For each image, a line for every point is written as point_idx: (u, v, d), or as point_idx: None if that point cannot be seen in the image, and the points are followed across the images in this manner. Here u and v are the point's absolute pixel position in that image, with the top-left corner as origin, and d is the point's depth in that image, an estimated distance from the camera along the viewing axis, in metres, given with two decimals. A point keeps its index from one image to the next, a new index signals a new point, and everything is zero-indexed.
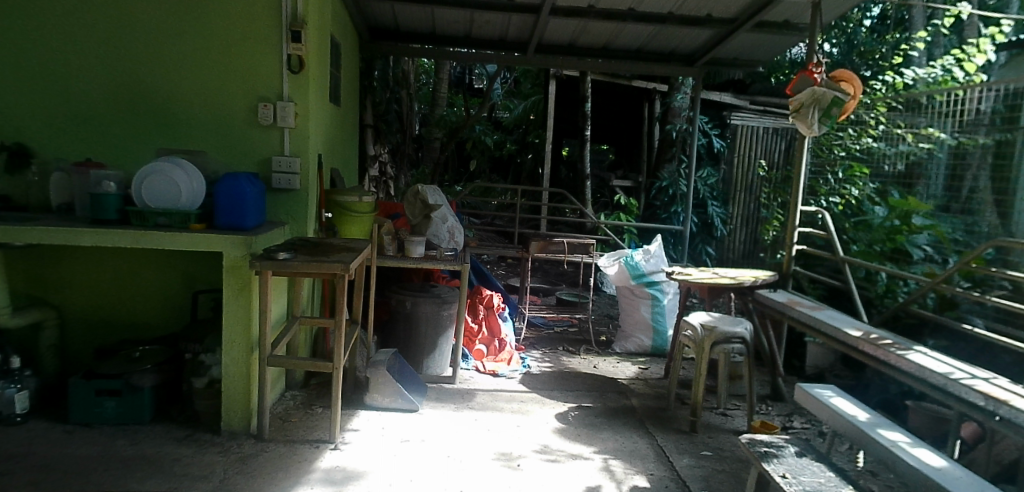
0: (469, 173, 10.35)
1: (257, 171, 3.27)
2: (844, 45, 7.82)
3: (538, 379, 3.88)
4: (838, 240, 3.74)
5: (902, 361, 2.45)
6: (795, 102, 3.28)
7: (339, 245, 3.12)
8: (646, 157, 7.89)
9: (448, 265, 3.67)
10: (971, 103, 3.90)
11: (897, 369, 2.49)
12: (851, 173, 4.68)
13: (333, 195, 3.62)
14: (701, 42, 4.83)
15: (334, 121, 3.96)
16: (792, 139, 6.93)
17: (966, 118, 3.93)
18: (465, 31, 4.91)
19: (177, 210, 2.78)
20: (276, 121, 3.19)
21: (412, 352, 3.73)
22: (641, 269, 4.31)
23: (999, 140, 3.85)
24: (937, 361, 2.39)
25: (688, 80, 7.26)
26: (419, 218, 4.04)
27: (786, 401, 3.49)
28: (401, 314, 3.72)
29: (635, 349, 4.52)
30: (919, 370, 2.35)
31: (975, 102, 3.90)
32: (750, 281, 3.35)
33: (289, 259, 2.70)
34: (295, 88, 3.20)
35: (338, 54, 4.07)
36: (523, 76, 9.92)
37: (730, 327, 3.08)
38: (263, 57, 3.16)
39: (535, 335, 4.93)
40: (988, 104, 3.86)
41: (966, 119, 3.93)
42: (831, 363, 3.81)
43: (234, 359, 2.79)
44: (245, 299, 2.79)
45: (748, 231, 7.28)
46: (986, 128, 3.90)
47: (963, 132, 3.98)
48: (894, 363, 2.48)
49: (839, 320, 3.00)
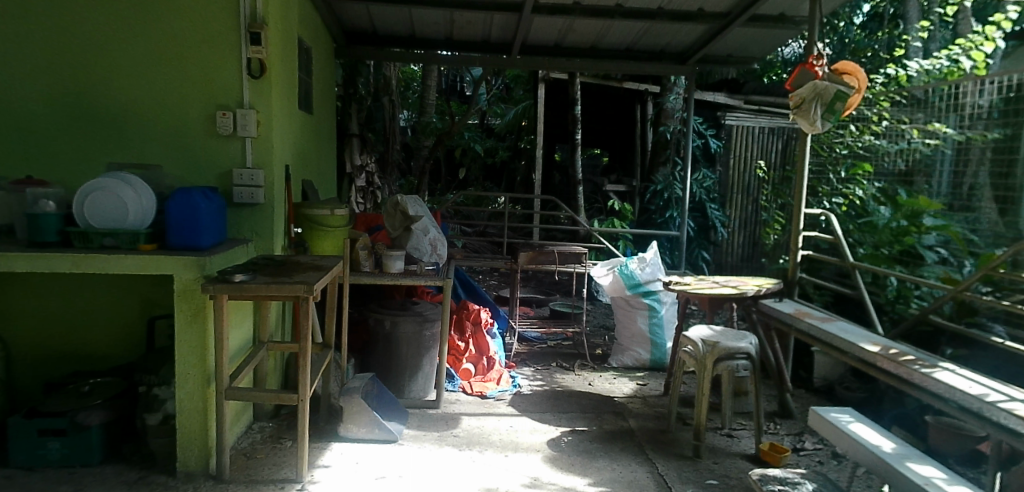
0: (460, 181, 10.09)
1: (217, 185, 3.02)
2: (837, 44, 7.72)
3: (528, 400, 3.61)
4: (846, 245, 3.45)
5: (927, 380, 2.20)
6: (796, 97, 3.04)
7: (306, 264, 2.86)
8: (639, 161, 7.66)
9: (429, 280, 3.40)
10: (970, 96, 3.80)
11: (922, 390, 2.24)
12: (854, 172, 4.38)
13: (303, 209, 3.37)
14: (693, 39, 4.60)
15: (304, 129, 3.71)
16: (789, 138, 6.77)
17: (966, 111, 3.83)
18: (445, 33, 4.69)
19: (125, 229, 2.51)
20: (236, 130, 2.95)
21: (392, 375, 3.47)
22: (637, 278, 4.06)
23: (999, 136, 3.66)
24: (968, 380, 2.14)
25: (681, 80, 7.06)
26: (398, 230, 3.78)
27: (796, 418, 3.23)
28: (379, 334, 3.47)
29: (632, 364, 4.27)
30: (948, 391, 2.10)
31: (974, 96, 3.79)
32: (753, 290, 3.10)
33: (248, 281, 2.45)
34: (256, 94, 2.96)
35: (307, 59, 3.83)
36: (513, 82, 9.68)
37: (734, 342, 2.82)
38: (220, 61, 2.92)
39: (527, 351, 4.67)
40: (987, 97, 3.72)
41: (966, 112, 3.83)
42: (841, 375, 3.60)
43: (189, 393, 2.57)
44: (200, 327, 2.55)
45: (747, 234, 7.13)
46: (987, 123, 3.76)
47: (964, 126, 3.85)
48: (919, 382, 2.23)
49: (853, 334, 2.75)
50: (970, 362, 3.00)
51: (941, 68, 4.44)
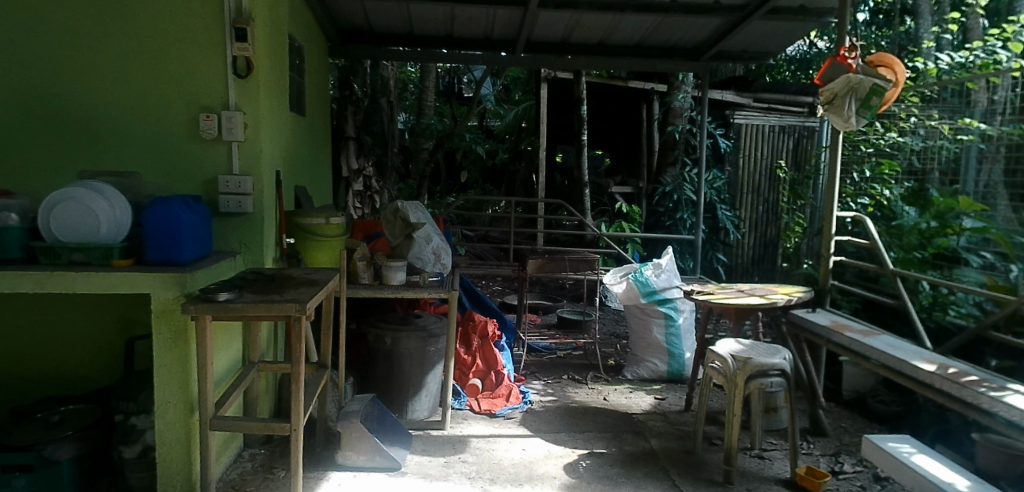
0: (461, 184, 9.87)
1: (201, 193, 2.79)
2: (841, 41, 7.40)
3: (540, 418, 3.36)
4: (885, 250, 3.20)
5: (997, 405, 1.94)
6: (827, 92, 2.81)
7: (298, 278, 2.62)
8: (646, 162, 7.42)
9: (432, 293, 3.16)
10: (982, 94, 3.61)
11: (991, 415, 1.97)
12: (880, 171, 4.19)
13: (296, 218, 3.13)
14: (707, 32, 4.38)
15: (296, 132, 3.48)
16: (800, 137, 6.67)
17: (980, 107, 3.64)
18: (445, 30, 4.45)
19: (96, 244, 2.28)
20: (221, 134, 2.72)
21: (394, 394, 3.23)
22: (652, 286, 3.81)
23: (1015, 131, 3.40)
24: None
25: (688, 77, 6.80)
26: (399, 239, 3.57)
27: (830, 436, 2.99)
28: (380, 351, 3.23)
29: (648, 376, 4.02)
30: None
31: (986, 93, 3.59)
32: (784, 300, 2.87)
33: (234, 300, 2.22)
34: (242, 95, 2.74)
35: (298, 58, 3.59)
36: (513, 83, 9.49)
37: (767, 358, 2.58)
38: (204, 59, 2.70)
39: (536, 362, 4.42)
40: (1000, 95, 3.52)
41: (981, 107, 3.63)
42: (874, 387, 3.36)
43: (170, 424, 2.35)
44: (183, 352, 2.34)
45: (758, 236, 6.94)
46: (1001, 118, 3.53)
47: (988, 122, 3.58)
48: (988, 407, 1.97)
49: (902, 349, 2.50)
50: (1022, 376, 2.77)
51: (975, 60, 4.10)
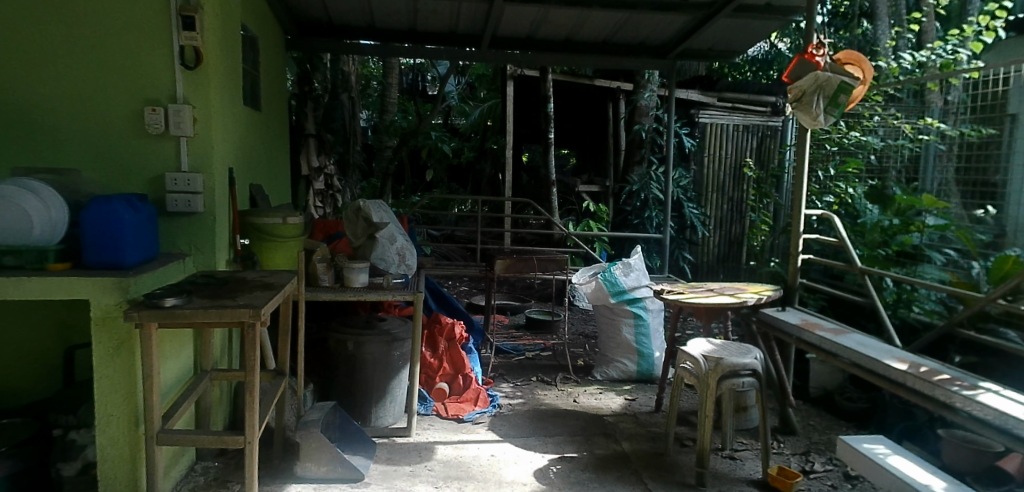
0: (427, 183, 9.72)
1: (146, 192, 2.60)
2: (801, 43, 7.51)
3: (509, 422, 3.28)
4: (853, 248, 3.21)
5: (971, 404, 1.93)
6: (795, 90, 2.83)
7: (252, 282, 2.46)
8: (613, 160, 7.42)
9: (397, 295, 3.04)
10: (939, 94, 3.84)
11: (965, 415, 1.96)
12: (844, 169, 4.26)
13: (250, 218, 2.95)
14: (674, 30, 4.37)
15: (251, 128, 3.30)
16: (762, 136, 6.87)
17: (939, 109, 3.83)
18: (408, 24, 4.32)
19: (28, 247, 2.08)
20: (168, 129, 2.54)
21: (357, 401, 3.10)
22: (621, 285, 3.78)
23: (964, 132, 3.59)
24: (1018, 404, 1.88)
25: (654, 75, 6.82)
26: (362, 239, 3.45)
27: (799, 434, 3.00)
28: (342, 357, 3.08)
29: (618, 376, 3.98)
30: (998, 418, 1.82)
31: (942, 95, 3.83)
32: (753, 299, 2.86)
33: (182, 306, 2.05)
34: (190, 87, 2.57)
35: (252, 49, 3.41)
36: (479, 81, 9.39)
37: (739, 358, 2.56)
38: (148, 48, 2.51)
39: (505, 364, 4.34)
40: (957, 95, 3.70)
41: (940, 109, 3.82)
42: (840, 384, 3.41)
43: (112, 440, 2.14)
44: (125, 359, 2.11)
45: (723, 234, 7.03)
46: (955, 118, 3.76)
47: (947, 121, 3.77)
48: (961, 406, 1.96)
49: (873, 348, 2.50)
50: (981, 370, 2.84)
51: (938, 59, 4.18)
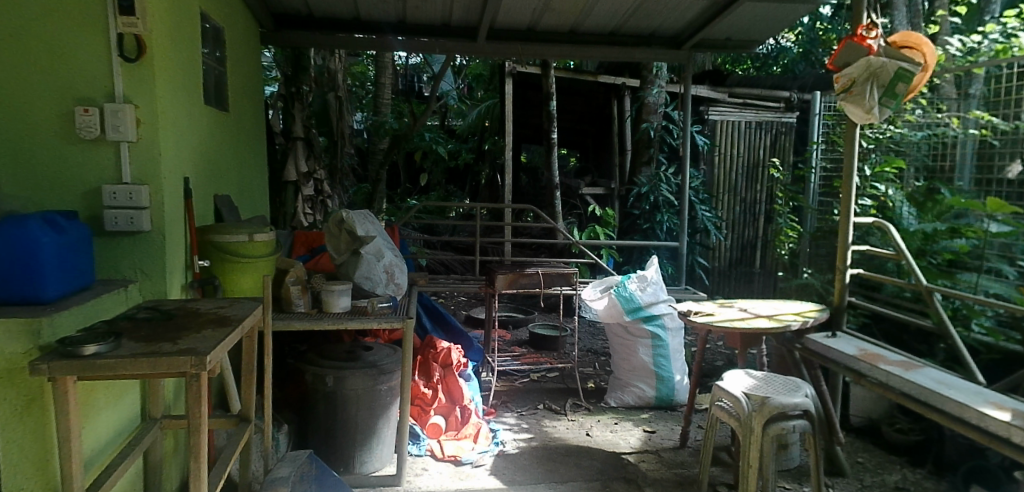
0: (422, 186, 9.35)
1: (80, 208, 2.19)
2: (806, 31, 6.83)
3: (514, 465, 2.87)
4: (919, 265, 2.79)
5: None
6: (843, 79, 2.44)
7: (205, 315, 2.05)
8: (618, 161, 7.01)
9: (382, 323, 2.62)
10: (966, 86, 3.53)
11: None
12: (885, 168, 3.83)
13: (210, 235, 2.54)
14: (690, 18, 3.97)
15: (213, 130, 2.89)
16: (777, 133, 6.55)
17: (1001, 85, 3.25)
18: (396, 15, 3.92)
19: None
20: (105, 133, 2.13)
21: (338, 444, 2.71)
22: (637, 301, 3.39)
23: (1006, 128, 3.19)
24: None
25: (662, 69, 6.41)
26: (344, 255, 3.02)
27: (850, 476, 2.60)
28: (320, 394, 2.68)
29: (634, 402, 3.57)
30: None
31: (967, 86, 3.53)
32: (798, 323, 2.46)
33: (107, 354, 1.61)
34: (132, 83, 2.16)
35: (214, 40, 2.99)
36: (475, 80, 9.02)
37: (788, 397, 2.14)
38: (79, 35, 2.10)
39: (509, 389, 3.92)
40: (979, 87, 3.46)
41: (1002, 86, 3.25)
42: (887, 412, 3.01)
43: None
44: (38, 419, 1.72)
45: (736, 236, 6.64)
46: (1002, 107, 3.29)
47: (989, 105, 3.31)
48: None
49: (958, 389, 2.07)
50: None
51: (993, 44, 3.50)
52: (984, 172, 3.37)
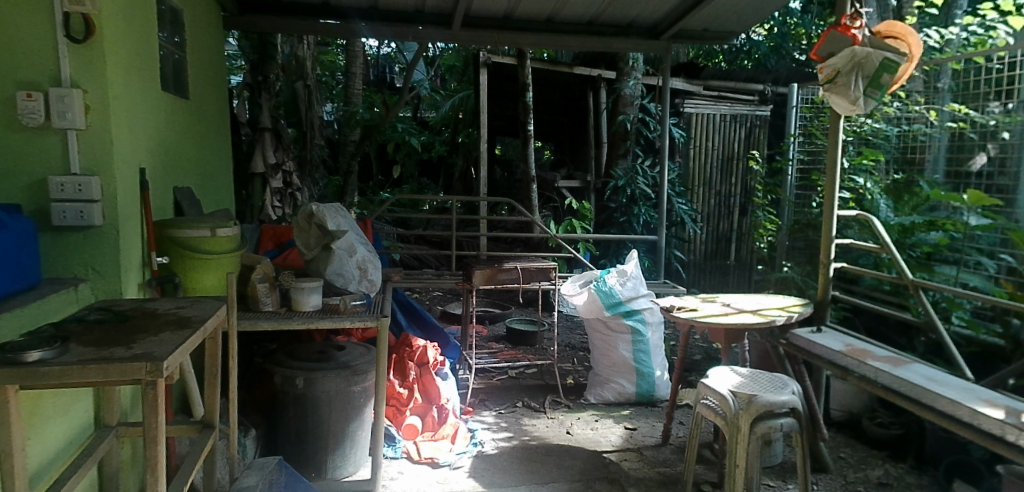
0: (394, 179, 9.16)
1: (23, 201, 2.01)
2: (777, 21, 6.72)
3: (494, 466, 2.78)
4: (905, 261, 2.74)
5: None
6: (828, 69, 2.41)
7: (164, 316, 1.90)
8: (594, 154, 6.88)
9: (355, 322, 2.50)
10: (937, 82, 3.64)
11: None
12: (862, 160, 3.73)
13: (168, 230, 2.38)
14: (669, 8, 3.91)
15: (171, 118, 2.70)
16: (752, 126, 6.66)
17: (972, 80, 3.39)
18: (368, 1, 3.75)
19: None
20: (49, 120, 1.95)
21: (310, 448, 2.59)
22: (617, 297, 3.34)
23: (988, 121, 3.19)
24: None
25: (639, 61, 6.40)
26: (314, 250, 2.88)
27: (833, 472, 2.60)
28: (290, 397, 2.55)
29: (614, 399, 3.52)
30: None
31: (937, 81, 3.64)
32: (782, 318, 2.43)
33: (52, 361, 1.45)
34: (80, 66, 1.98)
35: (171, 22, 2.79)
36: (447, 71, 8.87)
37: (776, 395, 2.10)
38: (19, 13, 1.91)
39: (487, 386, 3.83)
40: (947, 81, 3.58)
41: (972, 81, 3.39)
42: (866, 406, 3.03)
43: None
44: None
45: (712, 229, 6.67)
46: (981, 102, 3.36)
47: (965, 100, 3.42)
48: None
49: (949, 386, 2.06)
50: None
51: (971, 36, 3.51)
52: (958, 168, 3.48)
